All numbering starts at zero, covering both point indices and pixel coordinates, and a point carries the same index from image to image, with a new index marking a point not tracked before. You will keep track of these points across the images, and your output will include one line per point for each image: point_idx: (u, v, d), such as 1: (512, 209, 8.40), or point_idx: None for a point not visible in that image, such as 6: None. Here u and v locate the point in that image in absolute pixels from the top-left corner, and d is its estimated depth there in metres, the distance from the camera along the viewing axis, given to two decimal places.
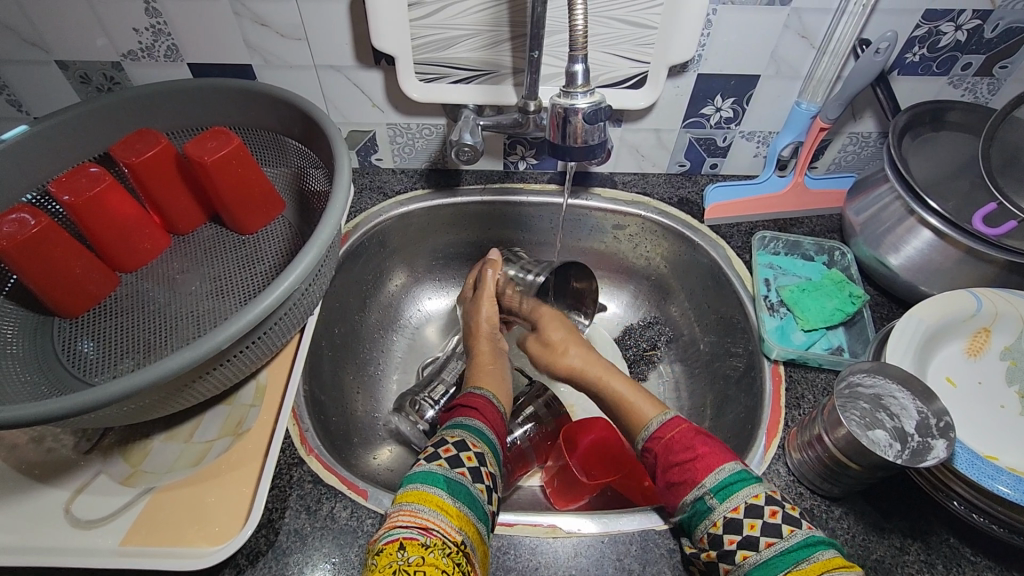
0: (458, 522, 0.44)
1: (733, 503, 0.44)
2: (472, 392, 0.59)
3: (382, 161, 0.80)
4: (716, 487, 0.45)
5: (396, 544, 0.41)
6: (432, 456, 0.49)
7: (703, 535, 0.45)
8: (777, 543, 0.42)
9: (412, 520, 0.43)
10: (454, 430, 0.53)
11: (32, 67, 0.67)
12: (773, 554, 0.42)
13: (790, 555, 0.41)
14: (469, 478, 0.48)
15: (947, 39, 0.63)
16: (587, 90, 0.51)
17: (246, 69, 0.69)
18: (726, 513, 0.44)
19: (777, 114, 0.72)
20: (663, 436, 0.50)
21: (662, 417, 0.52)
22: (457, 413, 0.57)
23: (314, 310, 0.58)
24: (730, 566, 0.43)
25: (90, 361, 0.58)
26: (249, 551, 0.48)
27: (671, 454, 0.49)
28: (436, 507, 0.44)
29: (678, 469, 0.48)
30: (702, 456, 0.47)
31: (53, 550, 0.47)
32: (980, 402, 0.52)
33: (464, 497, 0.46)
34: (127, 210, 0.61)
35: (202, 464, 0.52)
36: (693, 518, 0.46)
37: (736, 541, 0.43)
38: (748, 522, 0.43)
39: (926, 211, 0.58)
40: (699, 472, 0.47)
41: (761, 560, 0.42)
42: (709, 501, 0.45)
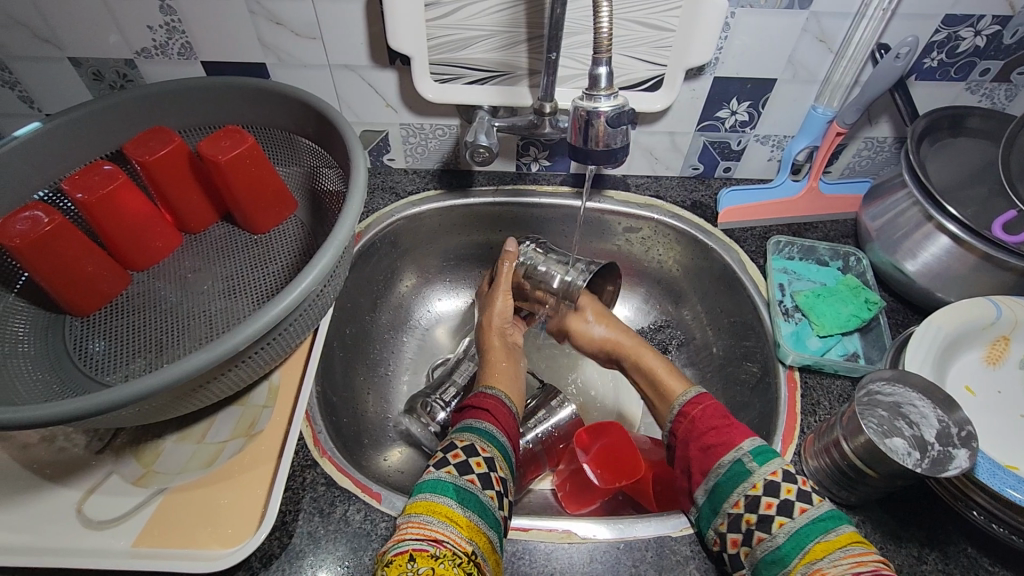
0: (468, 533, 0.44)
1: (772, 467, 0.48)
2: (483, 392, 0.59)
3: (394, 161, 0.79)
4: (754, 451, 0.49)
5: (406, 556, 0.40)
6: (441, 462, 0.50)
7: (738, 500, 0.47)
8: (810, 510, 0.45)
9: (421, 532, 0.42)
10: (463, 434, 0.53)
11: (44, 64, 0.67)
12: (806, 520, 0.44)
13: (822, 523, 0.44)
14: (479, 485, 0.48)
15: (966, 45, 0.62)
16: (611, 93, 0.51)
17: (260, 68, 0.69)
18: (766, 477, 0.47)
19: (792, 118, 0.71)
20: (695, 407, 0.55)
21: (693, 391, 0.57)
22: (468, 414, 0.57)
23: (328, 311, 0.58)
24: (765, 534, 0.45)
25: (102, 360, 0.58)
26: (262, 553, 0.48)
27: (706, 421, 0.53)
28: (446, 518, 0.44)
29: (714, 432, 0.52)
30: (735, 425, 0.52)
31: (65, 550, 0.47)
32: (1000, 411, 0.52)
33: (474, 506, 0.46)
34: (139, 209, 0.60)
35: (215, 465, 0.52)
36: (728, 483, 0.48)
37: (774, 506, 0.46)
38: (785, 487, 0.47)
39: (944, 217, 0.57)
40: (736, 436, 0.51)
41: (794, 527, 0.44)
42: (749, 464, 0.48)
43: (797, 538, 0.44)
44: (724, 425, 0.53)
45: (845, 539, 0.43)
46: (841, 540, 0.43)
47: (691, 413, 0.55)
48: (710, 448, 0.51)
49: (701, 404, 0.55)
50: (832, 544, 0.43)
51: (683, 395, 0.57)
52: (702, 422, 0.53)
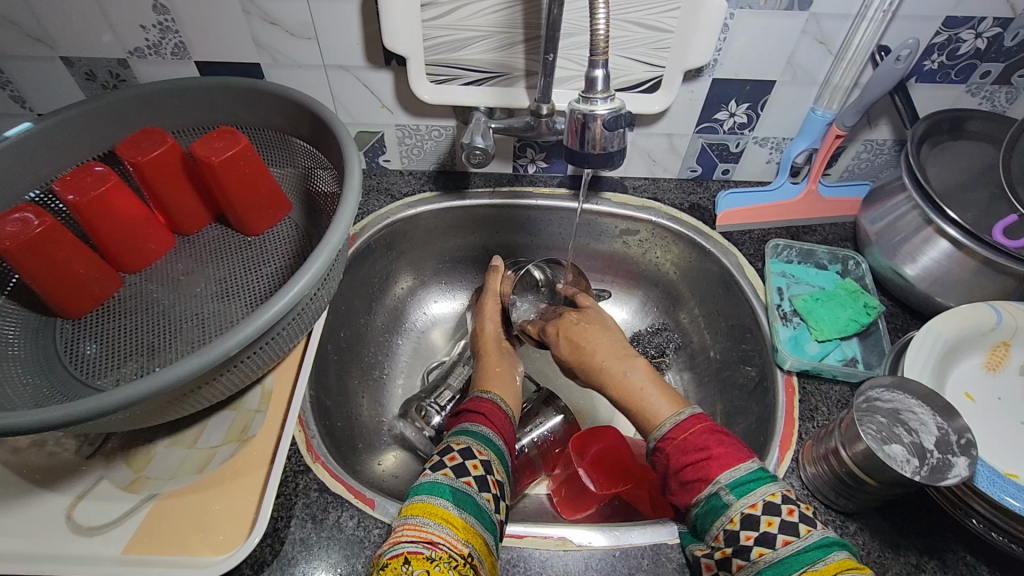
0: (465, 534, 0.43)
1: (751, 499, 0.43)
2: (478, 397, 0.59)
3: (390, 162, 0.79)
4: (732, 483, 0.45)
5: (401, 559, 0.40)
6: (438, 465, 0.49)
7: (717, 533, 0.44)
8: (794, 542, 0.41)
9: (417, 533, 0.42)
10: (459, 437, 0.52)
11: (36, 63, 0.66)
12: (788, 552, 0.41)
13: (804, 556, 0.40)
14: (475, 487, 0.47)
15: (966, 47, 0.62)
16: (607, 96, 0.50)
17: (254, 68, 0.68)
18: (743, 510, 0.43)
19: (791, 120, 0.71)
20: (676, 437, 0.49)
21: (675, 418, 0.50)
22: (463, 419, 0.56)
23: (322, 315, 0.57)
24: (745, 563, 0.42)
25: (93, 364, 0.58)
26: (254, 560, 0.47)
27: (686, 453, 0.48)
28: (441, 519, 0.43)
29: (691, 465, 0.47)
30: (716, 454, 0.47)
31: (54, 558, 0.46)
32: (1000, 417, 0.51)
33: (470, 508, 0.45)
34: (131, 210, 0.60)
35: (206, 471, 0.52)
36: (706, 515, 0.45)
37: (753, 537, 0.42)
38: (765, 519, 0.43)
39: (944, 221, 0.56)
40: (715, 468, 0.46)
41: (775, 559, 0.41)
42: (726, 497, 0.44)
43: (779, 568, 0.40)
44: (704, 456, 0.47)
45: (833, 568, 0.39)
46: (829, 569, 0.39)
47: (673, 441, 0.49)
48: (689, 483, 0.47)
49: (688, 432, 0.49)
50: (818, 574, 0.39)
51: (663, 422, 0.51)
52: (687, 451, 0.48)
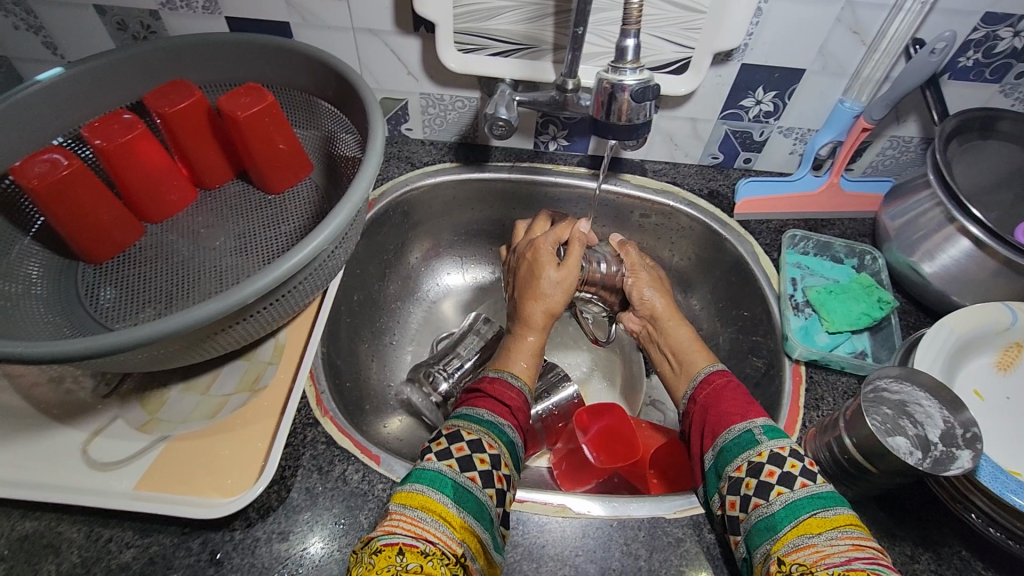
0: (461, 535, 0.42)
1: (781, 442, 0.46)
2: (511, 385, 0.56)
3: (412, 131, 0.79)
4: (766, 426, 0.48)
5: (395, 548, 0.39)
6: (443, 453, 0.48)
7: (741, 464, 0.46)
8: (811, 486, 0.43)
9: (413, 528, 0.40)
10: (473, 426, 0.50)
11: (69, 10, 0.66)
12: (804, 495, 0.43)
13: (818, 501, 0.42)
14: (479, 484, 0.46)
15: (1004, 45, 0.61)
16: (637, 67, 0.50)
17: (283, 27, 0.68)
18: (774, 448, 0.46)
19: (818, 111, 0.70)
20: (716, 380, 0.54)
21: (712, 366, 0.57)
22: (488, 406, 0.53)
23: (338, 274, 0.58)
24: (762, 500, 0.44)
25: (112, 308, 0.59)
26: (260, 505, 0.49)
27: (726, 394, 0.52)
28: (439, 517, 0.42)
29: (733, 403, 0.51)
30: (755, 403, 0.51)
31: (68, 488, 0.47)
32: (1006, 418, 0.51)
33: (469, 508, 0.44)
34: (157, 160, 0.61)
35: (218, 417, 0.53)
36: (735, 446, 0.48)
37: (775, 475, 0.45)
38: (790, 461, 0.45)
39: (967, 220, 0.56)
40: (752, 412, 0.50)
41: (792, 498, 0.43)
42: (758, 434, 0.47)
43: (793, 508, 0.42)
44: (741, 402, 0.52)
45: (843, 519, 0.41)
46: (837, 520, 0.41)
47: (716, 382, 0.54)
48: (726, 415, 0.50)
49: (721, 378, 0.54)
50: (828, 521, 0.41)
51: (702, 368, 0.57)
52: (722, 394, 0.53)
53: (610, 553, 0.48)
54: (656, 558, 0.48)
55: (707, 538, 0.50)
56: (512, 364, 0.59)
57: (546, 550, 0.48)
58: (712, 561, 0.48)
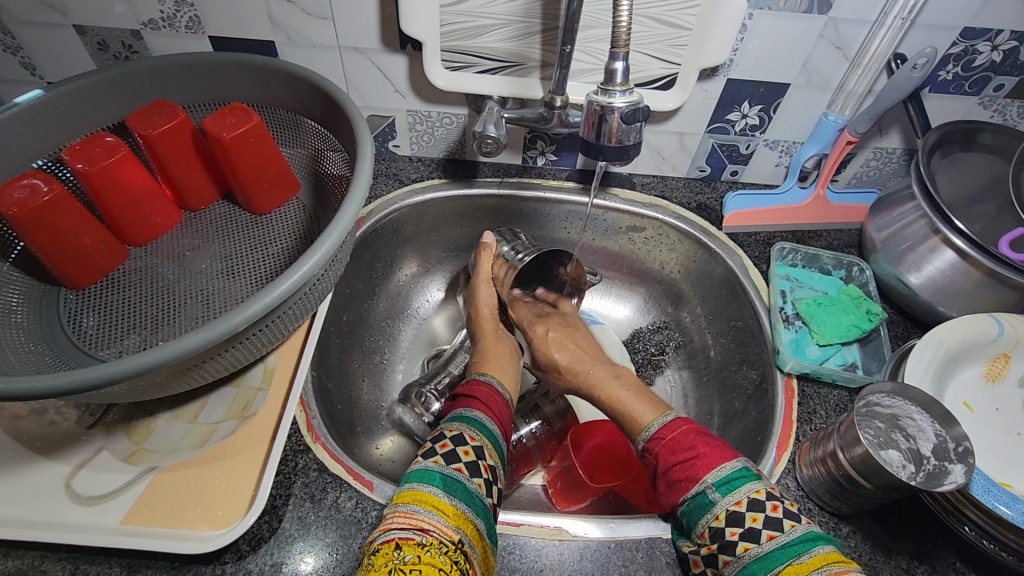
0: (456, 521, 0.43)
1: (735, 497, 0.46)
2: (476, 379, 0.59)
3: (399, 147, 0.78)
4: (717, 482, 0.47)
5: (392, 544, 0.40)
6: (429, 452, 0.48)
7: (702, 530, 0.46)
8: (779, 537, 0.43)
9: (408, 521, 0.42)
10: (452, 424, 0.52)
11: (48, 30, 0.65)
12: (773, 547, 0.43)
13: (790, 549, 0.42)
14: (466, 473, 0.47)
15: (982, 59, 0.62)
16: (626, 89, 0.50)
17: (268, 46, 0.68)
18: (728, 506, 0.45)
19: (804, 124, 0.71)
20: (663, 437, 0.52)
21: (663, 419, 0.53)
22: (459, 404, 0.56)
23: (328, 297, 0.57)
24: (730, 557, 0.44)
25: (95, 336, 0.57)
26: (251, 537, 0.48)
27: (674, 452, 0.50)
28: (432, 507, 0.43)
29: (680, 467, 0.49)
30: (703, 454, 0.49)
31: (51, 524, 0.46)
32: (995, 429, 0.52)
33: (460, 494, 0.45)
34: (140, 183, 0.59)
35: (207, 446, 0.52)
36: (693, 511, 0.47)
37: (738, 534, 0.44)
38: (749, 516, 0.45)
39: (951, 231, 0.57)
40: (701, 468, 0.48)
41: (761, 552, 0.43)
42: (712, 495, 0.46)
43: (765, 561, 0.42)
44: (690, 457, 0.50)
45: (819, 560, 0.41)
46: (814, 562, 0.41)
47: (655, 448, 0.52)
48: (675, 483, 0.49)
49: (679, 428, 0.52)
50: (804, 567, 0.41)
51: (651, 425, 0.54)
52: (670, 454, 0.51)
53: None
54: None
55: None
56: (494, 368, 0.62)
57: (544, 575, 0.48)
58: None
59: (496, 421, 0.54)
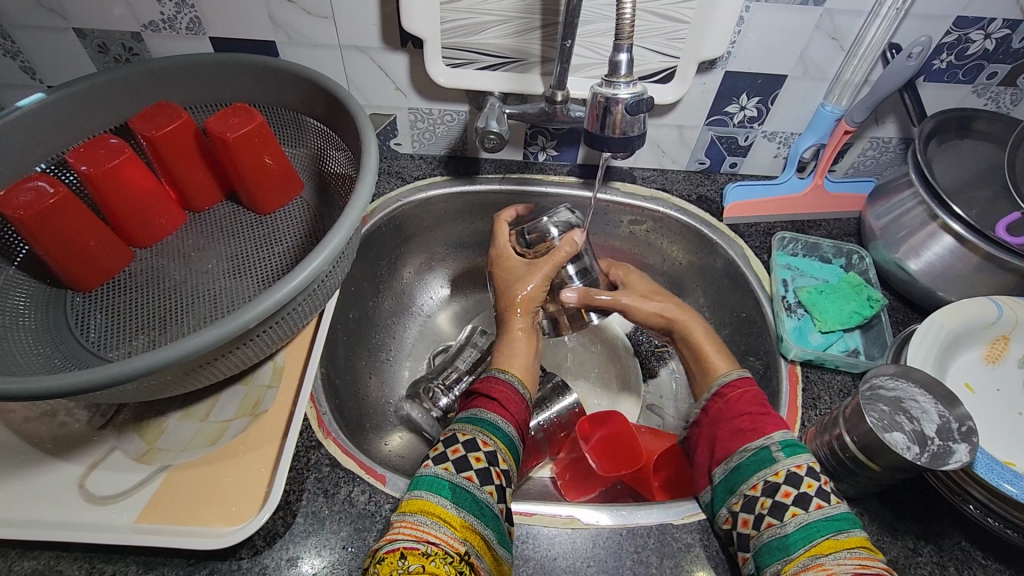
0: (463, 533, 0.43)
1: (798, 460, 0.47)
2: (496, 378, 0.56)
3: (401, 145, 0.79)
4: (784, 442, 0.48)
5: (397, 553, 0.40)
6: (441, 457, 0.49)
7: (757, 483, 0.47)
8: (825, 507, 0.44)
9: (413, 532, 0.42)
10: (466, 426, 0.51)
11: (47, 34, 0.65)
12: (819, 517, 0.44)
13: (833, 523, 0.43)
14: (477, 482, 0.47)
15: (975, 47, 0.63)
16: (630, 80, 0.51)
17: (269, 46, 0.68)
18: (790, 467, 0.47)
19: (801, 115, 0.72)
20: (736, 390, 0.54)
21: (740, 371, 0.56)
22: (475, 403, 0.55)
23: (335, 293, 0.58)
24: (774, 520, 0.45)
25: (103, 337, 0.57)
26: (266, 532, 0.48)
27: (743, 404, 0.53)
28: (438, 519, 0.43)
29: (747, 419, 0.51)
30: (771, 414, 0.51)
31: (66, 524, 0.46)
32: (996, 409, 0.53)
33: (469, 505, 0.45)
34: (144, 184, 0.60)
35: (219, 443, 0.52)
36: (750, 467, 0.48)
37: (792, 495, 0.45)
38: (806, 481, 0.46)
39: (949, 216, 0.58)
40: (769, 425, 0.50)
41: (806, 520, 0.44)
42: (775, 453, 0.48)
43: (808, 531, 0.43)
44: (759, 412, 0.52)
45: (853, 541, 0.42)
46: (850, 541, 0.42)
47: (729, 394, 0.54)
48: (741, 431, 0.51)
49: (745, 386, 0.54)
50: (839, 544, 0.42)
51: (726, 374, 0.56)
52: (739, 405, 0.53)
53: (620, 563, 0.49)
54: (665, 564, 0.49)
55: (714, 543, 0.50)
56: (514, 364, 0.59)
57: (556, 562, 0.49)
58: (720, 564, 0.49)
59: (513, 423, 0.53)
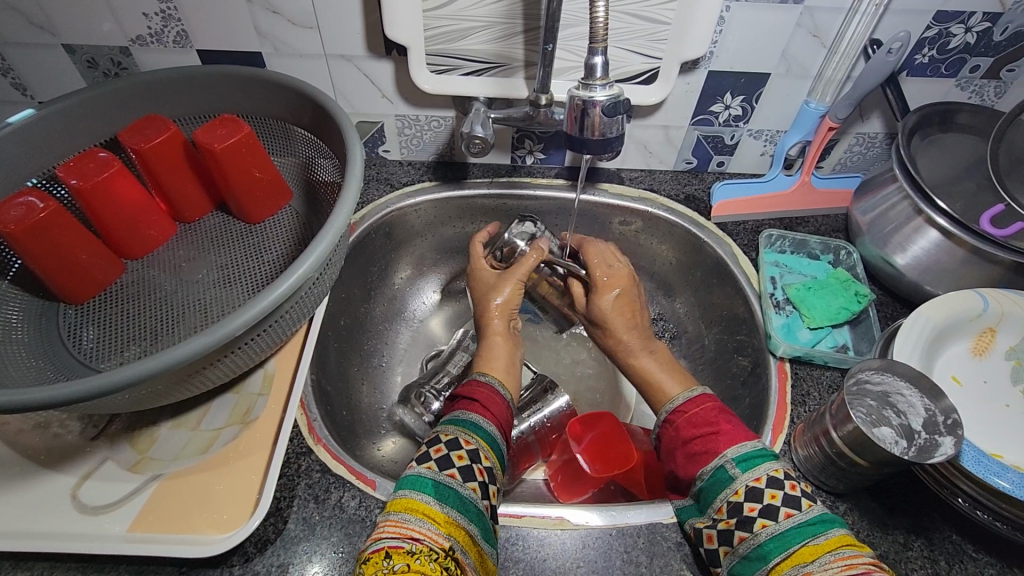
0: (447, 528, 0.43)
1: (756, 474, 0.46)
2: (477, 381, 0.58)
3: (389, 152, 0.79)
4: (738, 458, 0.47)
5: (382, 552, 0.40)
6: (424, 457, 0.49)
7: (721, 505, 0.46)
8: (796, 515, 0.43)
9: (397, 531, 0.42)
10: (448, 428, 0.52)
11: (37, 50, 0.66)
12: (791, 525, 0.43)
13: (807, 529, 0.42)
14: (460, 479, 0.47)
15: (956, 41, 0.63)
16: (606, 82, 0.51)
17: (256, 57, 0.69)
18: (749, 483, 0.46)
19: (786, 113, 0.72)
20: (687, 411, 0.53)
21: (689, 393, 0.55)
22: (458, 406, 0.56)
23: (324, 300, 0.58)
24: (746, 534, 0.44)
25: (95, 349, 0.58)
26: (258, 539, 0.48)
27: (695, 425, 0.52)
28: (423, 516, 0.43)
29: (701, 439, 0.50)
30: (724, 430, 0.50)
31: (59, 535, 0.47)
32: (984, 401, 0.53)
33: (453, 503, 0.45)
34: (134, 196, 0.60)
35: (210, 452, 0.52)
36: (711, 487, 0.48)
37: (757, 509, 0.45)
38: (768, 492, 0.45)
39: (933, 211, 0.58)
40: (722, 443, 0.49)
41: (777, 530, 0.43)
42: (731, 471, 0.47)
43: (781, 540, 0.43)
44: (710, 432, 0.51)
45: (835, 543, 0.41)
46: (829, 544, 0.41)
47: (678, 420, 0.53)
48: (696, 456, 0.50)
49: (704, 403, 0.53)
50: (819, 548, 0.41)
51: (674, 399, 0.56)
52: (689, 429, 0.52)
53: (611, 563, 0.49)
54: (656, 564, 0.49)
55: None
56: (495, 368, 0.61)
57: (547, 563, 0.49)
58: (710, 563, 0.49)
59: (496, 424, 0.55)
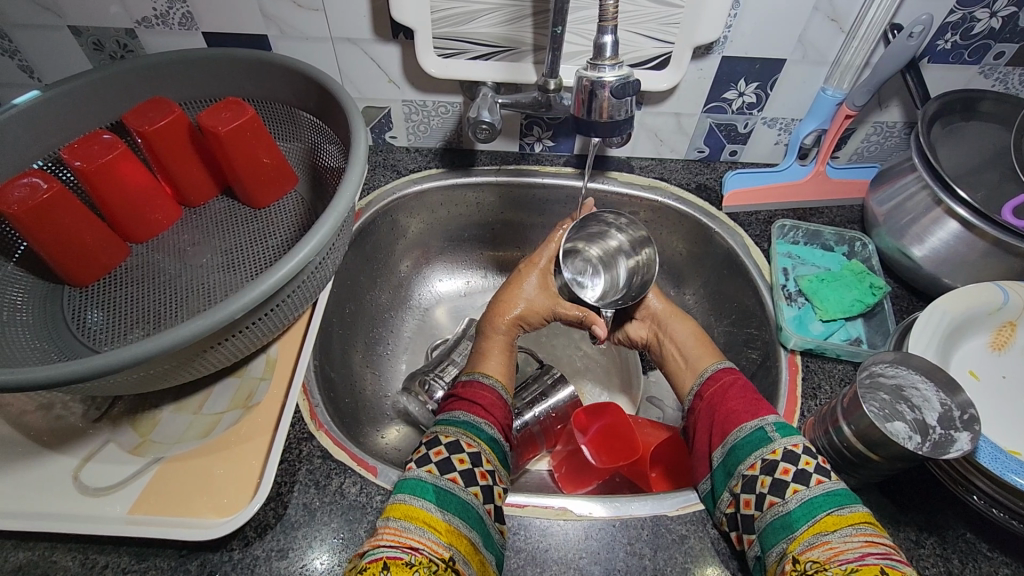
0: (447, 537, 0.42)
1: (794, 439, 0.47)
2: (481, 383, 0.57)
3: (396, 139, 0.79)
4: (777, 423, 0.49)
5: (379, 563, 0.38)
6: (423, 459, 0.48)
7: (755, 462, 0.47)
8: (825, 483, 0.44)
9: (396, 539, 0.41)
10: (449, 429, 0.51)
11: (43, 32, 0.66)
12: (818, 493, 0.43)
13: (833, 498, 0.43)
14: (461, 484, 0.46)
15: (981, 26, 0.61)
16: (615, 63, 0.50)
17: (261, 40, 0.68)
18: (786, 445, 0.47)
19: (802, 101, 0.70)
20: (720, 378, 0.56)
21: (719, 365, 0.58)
22: (457, 406, 0.55)
23: (328, 284, 0.58)
24: (777, 499, 0.45)
25: (99, 331, 0.58)
26: (258, 523, 0.48)
27: (736, 391, 0.54)
28: (423, 524, 0.42)
29: (740, 401, 0.52)
30: (763, 401, 0.52)
31: (60, 516, 0.47)
32: (1003, 396, 0.51)
33: (454, 508, 0.44)
34: (138, 178, 0.60)
35: (211, 436, 0.52)
36: (747, 445, 0.48)
37: (790, 473, 0.45)
38: (803, 458, 0.46)
39: (954, 201, 0.56)
40: (763, 409, 0.51)
41: (807, 495, 0.44)
42: (770, 432, 0.48)
43: (808, 507, 0.43)
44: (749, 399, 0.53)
45: (858, 517, 0.41)
46: (854, 517, 0.41)
47: (719, 384, 0.55)
48: (733, 414, 0.51)
49: (736, 376, 0.56)
50: (844, 519, 0.41)
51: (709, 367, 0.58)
52: (730, 392, 0.54)
53: (614, 554, 0.48)
54: (659, 556, 0.48)
55: (711, 533, 0.50)
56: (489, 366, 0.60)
57: (549, 554, 0.48)
58: (714, 556, 0.48)
59: (496, 425, 0.54)
